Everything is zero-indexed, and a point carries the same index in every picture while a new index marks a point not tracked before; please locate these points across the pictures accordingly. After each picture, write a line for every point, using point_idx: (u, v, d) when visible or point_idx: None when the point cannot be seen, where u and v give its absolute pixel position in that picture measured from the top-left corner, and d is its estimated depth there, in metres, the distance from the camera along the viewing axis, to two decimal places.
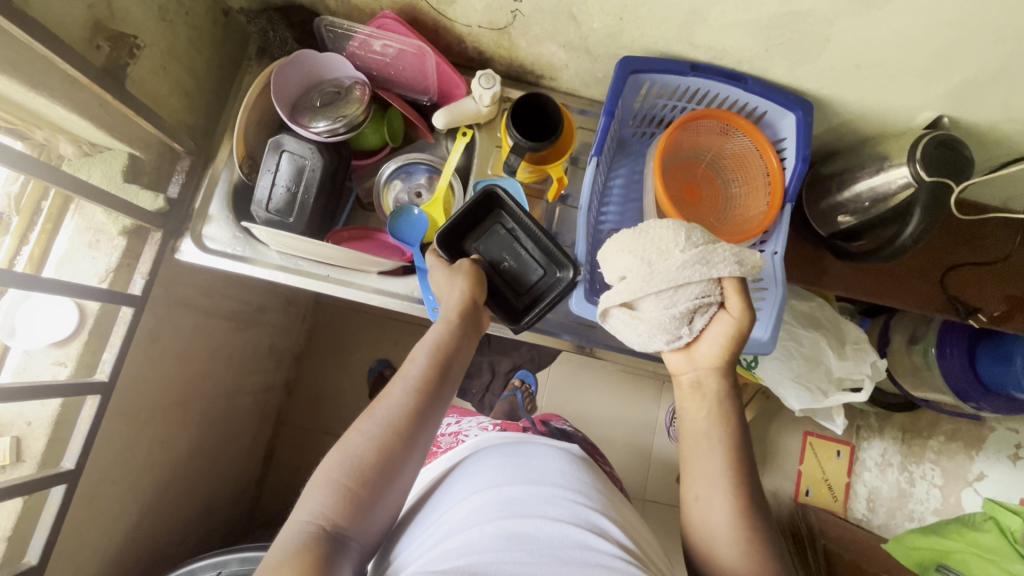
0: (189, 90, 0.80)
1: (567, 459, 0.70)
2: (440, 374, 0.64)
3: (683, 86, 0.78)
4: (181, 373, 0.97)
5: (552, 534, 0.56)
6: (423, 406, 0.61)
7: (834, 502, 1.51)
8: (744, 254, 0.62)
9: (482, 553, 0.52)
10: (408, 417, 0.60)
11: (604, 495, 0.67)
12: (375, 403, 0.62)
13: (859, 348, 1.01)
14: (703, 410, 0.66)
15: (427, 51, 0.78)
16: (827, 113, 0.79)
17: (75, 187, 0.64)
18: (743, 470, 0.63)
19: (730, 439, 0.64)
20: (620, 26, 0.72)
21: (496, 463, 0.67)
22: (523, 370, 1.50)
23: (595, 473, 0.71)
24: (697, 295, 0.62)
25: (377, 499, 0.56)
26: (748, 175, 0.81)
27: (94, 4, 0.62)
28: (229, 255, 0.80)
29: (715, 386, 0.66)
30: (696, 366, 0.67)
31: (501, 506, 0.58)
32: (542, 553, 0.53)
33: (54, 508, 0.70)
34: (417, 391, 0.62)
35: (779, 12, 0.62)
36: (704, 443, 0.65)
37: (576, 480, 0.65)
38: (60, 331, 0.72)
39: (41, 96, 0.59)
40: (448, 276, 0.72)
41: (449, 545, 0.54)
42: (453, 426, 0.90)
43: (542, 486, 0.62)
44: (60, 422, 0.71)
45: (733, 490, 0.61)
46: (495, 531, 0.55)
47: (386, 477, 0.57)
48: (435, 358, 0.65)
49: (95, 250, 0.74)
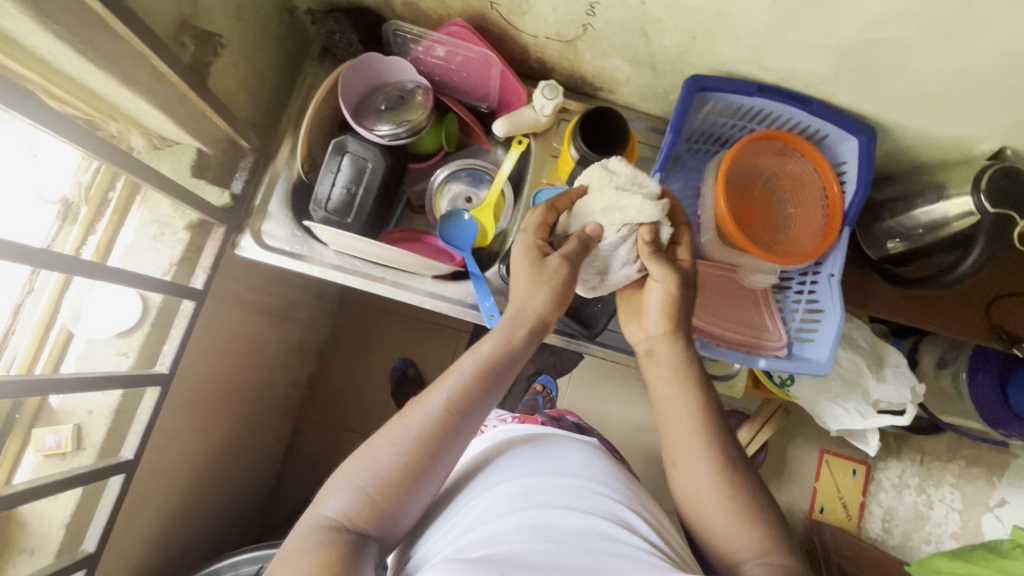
0: (255, 87, 0.80)
1: (589, 454, 0.68)
2: (481, 389, 0.60)
3: (746, 106, 0.78)
4: (223, 366, 0.97)
5: (574, 524, 0.55)
6: (455, 423, 0.58)
7: (847, 520, 1.54)
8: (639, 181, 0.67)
9: (511, 545, 0.51)
10: (441, 429, 0.57)
11: (629, 489, 0.65)
12: (407, 410, 0.59)
13: (899, 373, 0.99)
14: (671, 381, 0.68)
15: (492, 59, 0.79)
16: (887, 138, 0.80)
17: (152, 181, 0.65)
18: (723, 438, 0.64)
19: (700, 404, 0.65)
20: (691, 44, 0.72)
21: (518, 455, 0.66)
22: (545, 375, 1.48)
23: (617, 468, 0.70)
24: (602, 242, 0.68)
25: (402, 505, 0.55)
26: (804, 197, 0.81)
27: (183, 3, 0.62)
28: (286, 252, 0.81)
29: (665, 348, 0.69)
30: (648, 334, 0.71)
31: (525, 497, 0.58)
32: (568, 545, 0.52)
33: (112, 497, 0.70)
34: (454, 406, 0.58)
35: (859, 38, 0.63)
36: (681, 418, 0.65)
37: (602, 477, 0.64)
38: (123, 322, 0.72)
39: (131, 93, 0.60)
40: (531, 274, 0.66)
41: (475, 536, 0.54)
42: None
43: (564, 477, 0.61)
44: (119, 413, 0.72)
45: (718, 461, 0.62)
46: (523, 519, 0.54)
47: (413, 487, 0.55)
48: (480, 373, 0.60)
49: (159, 243, 0.75)
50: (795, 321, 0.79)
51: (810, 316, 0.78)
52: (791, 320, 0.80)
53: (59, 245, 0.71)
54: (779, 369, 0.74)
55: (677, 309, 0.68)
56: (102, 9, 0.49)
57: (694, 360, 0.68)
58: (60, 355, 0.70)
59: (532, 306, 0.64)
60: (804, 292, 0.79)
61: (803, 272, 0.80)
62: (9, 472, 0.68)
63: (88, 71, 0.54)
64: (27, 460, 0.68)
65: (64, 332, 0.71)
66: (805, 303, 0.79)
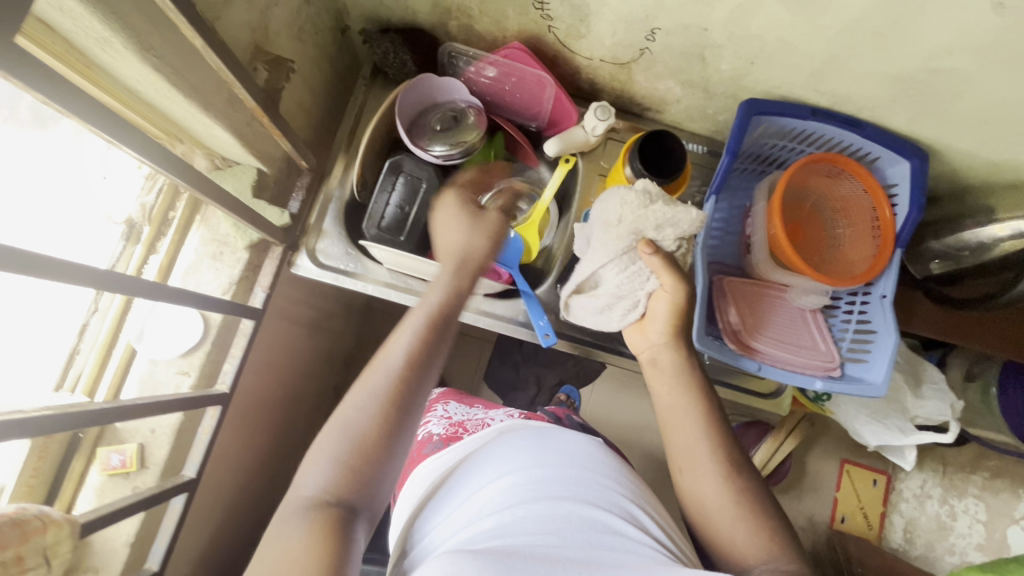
0: (310, 107, 0.81)
1: (596, 448, 0.70)
2: (431, 341, 0.63)
3: (799, 128, 0.79)
4: (267, 381, 0.97)
5: (578, 514, 0.57)
6: (413, 374, 0.61)
7: (868, 530, 1.45)
8: (673, 216, 0.65)
9: (514, 537, 0.53)
10: (401, 383, 0.60)
11: (634, 485, 0.67)
12: (367, 371, 0.62)
13: (939, 389, 1.00)
14: (673, 386, 0.70)
15: (547, 81, 0.81)
16: (936, 161, 0.81)
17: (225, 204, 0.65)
18: (724, 436, 0.67)
19: (703, 405, 0.69)
20: (748, 69, 0.73)
21: (518, 444, 0.67)
22: (568, 385, 1.44)
23: (620, 463, 0.71)
24: (621, 268, 0.67)
25: (380, 471, 0.57)
26: (854, 218, 0.82)
27: (256, 29, 0.63)
28: (341, 271, 0.81)
29: (670, 357, 0.71)
30: (651, 344, 0.72)
31: (530, 488, 0.59)
32: (570, 538, 0.54)
33: (175, 515, 0.71)
34: (410, 364, 0.61)
35: (921, 67, 0.64)
36: (684, 423, 0.69)
37: (606, 470, 0.66)
38: (186, 341, 0.73)
39: (209, 119, 0.60)
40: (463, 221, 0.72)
41: (479, 526, 0.55)
42: (478, 413, 0.84)
43: (566, 470, 0.63)
44: (181, 432, 0.72)
45: (719, 458, 0.65)
46: (526, 510, 0.56)
47: (385, 452, 0.57)
48: (430, 327, 0.64)
49: (219, 263, 0.75)
50: (844, 341, 0.80)
51: (860, 337, 0.79)
52: (839, 340, 0.81)
53: (123, 265, 0.72)
54: (836, 391, 0.75)
55: (682, 320, 0.69)
56: (203, 47, 0.50)
57: (696, 364, 0.71)
58: (124, 373, 0.71)
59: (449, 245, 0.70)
60: (854, 312, 0.80)
61: (853, 293, 0.80)
62: (74, 492, 0.69)
63: (173, 99, 0.55)
64: (92, 479, 0.69)
65: (128, 350, 0.72)
66: (854, 324, 0.80)
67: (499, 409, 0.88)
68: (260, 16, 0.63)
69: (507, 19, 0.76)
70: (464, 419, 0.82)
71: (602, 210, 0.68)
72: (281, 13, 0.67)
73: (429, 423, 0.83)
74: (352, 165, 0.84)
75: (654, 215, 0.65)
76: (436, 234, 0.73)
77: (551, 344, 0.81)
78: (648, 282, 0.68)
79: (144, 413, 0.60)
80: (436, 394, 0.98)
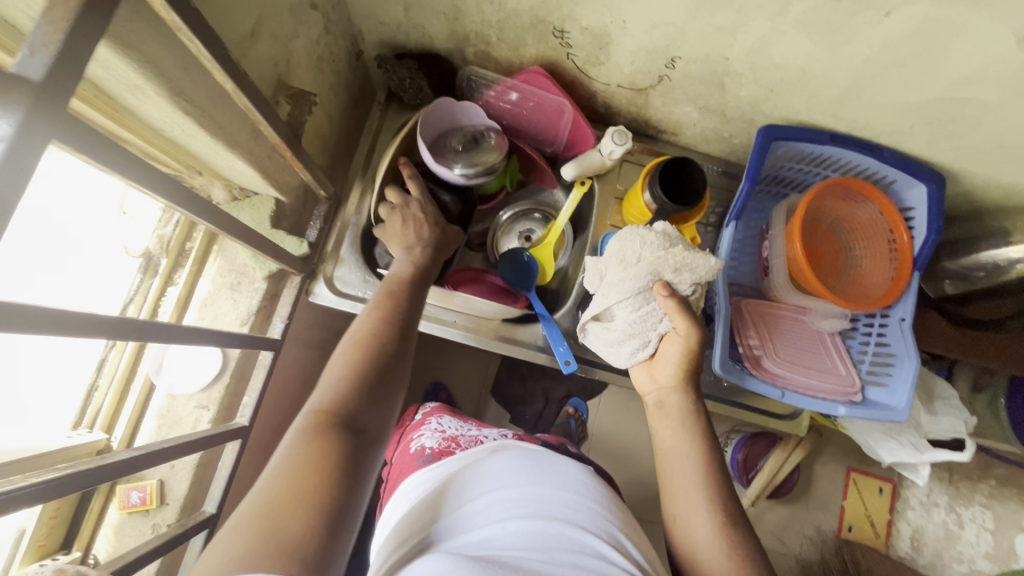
0: (326, 133, 0.81)
1: (586, 474, 0.68)
2: (410, 295, 0.64)
3: (816, 153, 0.79)
4: (283, 406, 0.96)
5: (563, 529, 0.55)
6: (400, 319, 0.60)
7: (875, 538, 1.48)
8: (692, 261, 0.65)
9: (503, 551, 0.51)
10: (394, 318, 0.60)
11: (624, 517, 0.64)
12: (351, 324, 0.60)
13: (951, 406, 1.02)
14: (675, 426, 0.65)
15: (567, 107, 0.81)
16: (951, 183, 0.81)
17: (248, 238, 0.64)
18: (722, 482, 0.61)
19: (706, 450, 0.63)
20: (768, 96, 0.73)
21: (510, 462, 0.66)
22: (576, 398, 1.44)
23: (610, 492, 0.68)
24: (636, 305, 0.67)
25: (378, 398, 0.54)
26: (870, 240, 0.82)
27: (279, 63, 0.62)
28: (359, 299, 0.80)
29: (677, 401, 0.66)
30: (659, 385, 0.69)
31: (523, 504, 0.58)
32: (557, 554, 0.52)
33: (196, 553, 0.69)
34: (389, 311, 0.60)
35: (942, 96, 0.64)
36: (680, 459, 0.63)
37: (596, 496, 0.63)
38: (204, 375, 0.72)
39: (233, 154, 0.59)
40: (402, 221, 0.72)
41: (466, 540, 0.54)
42: (472, 430, 0.82)
43: (556, 491, 0.61)
44: (201, 465, 0.71)
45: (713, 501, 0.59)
46: (518, 525, 0.54)
47: (382, 384, 0.55)
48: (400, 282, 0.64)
49: (237, 293, 0.74)
50: (863, 364, 0.81)
51: (880, 359, 0.79)
52: (858, 363, 0.81)
53: (140, 298, 0.72)
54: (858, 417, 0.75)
55: (693, 365, 0.66)
56: (234, 90, 0.49)
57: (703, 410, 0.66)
58: (143, 407, 0.71)
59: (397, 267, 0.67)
60: (873, 335, 0.80)
61: (871, 315, 0.81)
62: (93, 529, 0.69)
63: (199, 137, 0.54)
64: (110, 516, 0.69)
65: (147, 383, 0.71)
66: (874, 346, 0.80)
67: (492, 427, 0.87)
68: (283, 49, 0.62)
69: (526, 46, 0.76)
70: (457, 434, 0.79)
71: (621, 248, 0.68)
72: (302, 45, 0.67)
73: (423, 436, 0.82)
74: (368, 192, 0.84)
75: (672, 258, 0.65)
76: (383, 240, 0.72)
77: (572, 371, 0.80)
78: (661, 322, 0.67)
79: (183, 452, 0.59)
80: (430, 408, 0.98)
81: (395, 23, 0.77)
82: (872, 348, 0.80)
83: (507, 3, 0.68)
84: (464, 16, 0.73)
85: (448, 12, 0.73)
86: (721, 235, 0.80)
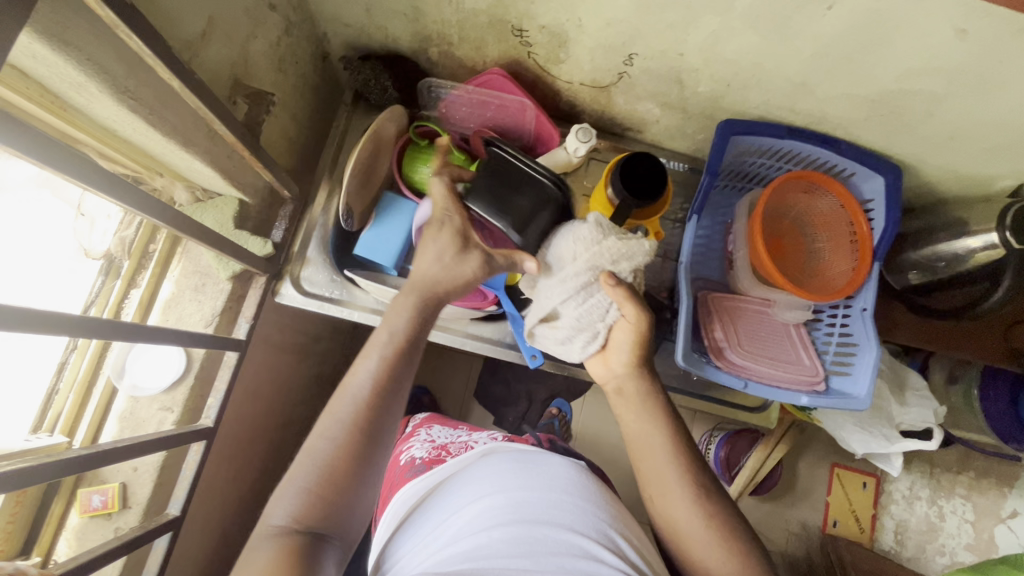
0: (291, 134, 0.81)
1: (576, 469, 0.68)
2: (401, 367, 0.58)
3: (776, 147, 0.81)
4: (256, 410, 0.94)
5: (557, 542, 0.56)
6: (382, 404, 0.55)
7: (860, 533, 1.44)
8: (629, 249, 0.64)
9: (488, 560, 0.53)
10: (380, 388, 0.56)
11: (614, 507, 0.65)
12: (332, 401, 0.56)
13: (922, 396, 1.02)
14: (645, 417, 0.65)
15: (529, 106, 0.82)
16: (909, 175, 0.82)
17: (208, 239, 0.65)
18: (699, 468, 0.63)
19: (677, 437, 0.64)
20: (726, 91, 0.74)
21: (500, 471, 0.66)
22: (560, 398, 1.41)
23: (600, 484, 0.69)
24: (581, 300, 0.66)
25: (354, 497, 0.53)
26: (833, 232, 0.83)
27: (236, 63, 0.63)
28: (326, 298, 0.81)
29: (634, 389, 0.66)
30: (614, 373, 0.69)
31: (508, 511, 0.59)
32: (546, 563, 0.54)
33: (160, 556, 0.69)
34: (373, 393, 0.56)
35: (891, 89, 0.65)
36: (649, 443, 0.64)
37: (587, 493, 0.64)
38: (168, 376, 0.71)
39: (188, 154, 0.59)
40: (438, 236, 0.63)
41: (452, 549, 0.56)
42: (462, 436, 0.83)
43: (545, 495, 0.62)
44: (165, 468, 0.71)
45: (693, 486, 0.61)
46: (506, 533, 0.56)
47: (358, 482, 0.53)
48: (397, 349, 0.58)
49: (201, 294, 0.74)
50: (827, 353, 0.82)
51: (844, 348, 0.80)
52: (823, 352, 0.82)
53: (103, 299, 0.71)
54: (821, 406, 0.76)
55: (645, 349, 0.67)
56: (182, 88, 0.50)
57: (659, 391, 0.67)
58: (106, 409, 0.70)
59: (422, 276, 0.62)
60: (837, 324, 0.81)
61: (835, 306, 0.82)
62: (53, 535, 0.68)
63: (151, 137, 0.55)
64: (72, 521, 0.68)
65: (109, 385, 0.71)
66: (837, 336, 0.81)
67: (483, 431, 0.87)
68: (240, 50, 0.63)
69: (487, 45, 0.77)
70: (447, 441, 0.81)
71: (556, 244, 0.67)
72: (261, 46, 0.67)
73: (412, 448, 0.82)
74: (335, 192, 0.84)
75: (609, 248, 0.64)
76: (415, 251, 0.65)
77: (539, 363, 0.83)
78: (608, 314, 0.66)
79: (129, 455, 0.57)
80: (420, 419, 0.97)
81: (358, 25, 0.78)
82: (836, 338, 0.81)
83: (464, 3, 0.69)
84: (424, 17, 0.74)
85: (409, 13, 0.73)
86: (684, 230, 0.81)
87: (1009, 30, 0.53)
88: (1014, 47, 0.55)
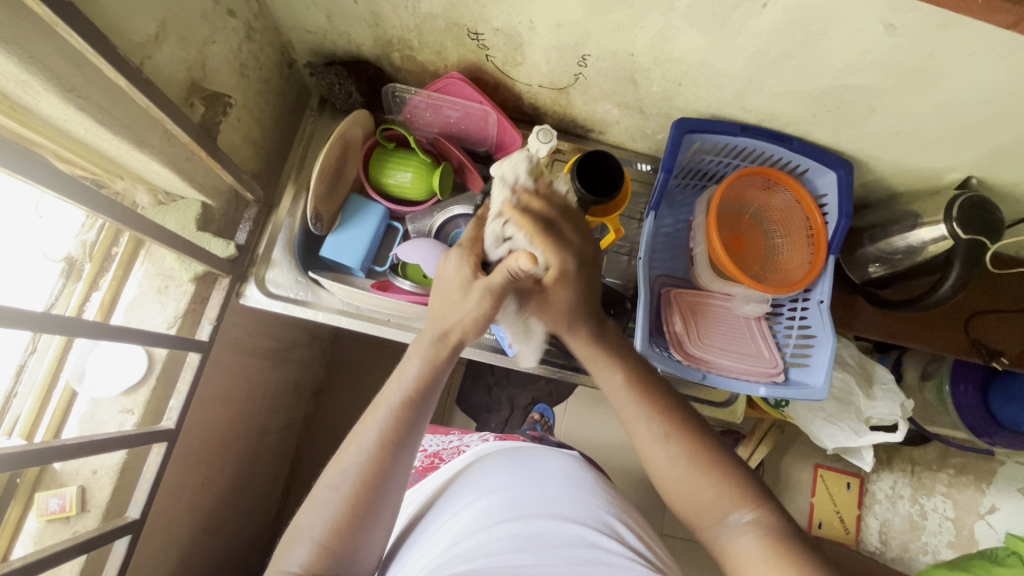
0: (256, 138, 0.83)
1: (571, 464, 0.70)
2: (409, 419, 0.56)
3: (731, 144, 0.83)
4: (226, 415, 0.93)
5: (559, 533, 0.56)
6: (393, 460, 0.54)
7: (845, 535, 1.36)
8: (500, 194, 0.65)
9: (485, 560, 0.51)
10: (394, 438, 0.55)
11: (610, 496, 0.68)
12: (341, 451, 0.55)
13: (889, 390, 1.01)
14: (601, 367, 0.64)
15: (490, 112, 0.84)
16: (861, 169, 0.84)
17: (174, 244, 0.65)
18: (677, 415, 0.59)
19: (639, 386, 0.61)
20: (678, 90, 0.76)
21: (496, 471, 0.66)
22: (542, 404, 1.33)
23: (598, 477, 0.72)
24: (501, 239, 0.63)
25: (353, 551, 0.52)
26: (790, 227, 0.85)
27: (192, 66, 0.65)
28: (291, 299, 0.81)
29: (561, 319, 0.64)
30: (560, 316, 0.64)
31: (502, 509, 0.58)
32: (547, 555, 0.53)
33: (119, 558, 0.69)
34: (380, 453, 0.54)
35: (832, 84, 0.67)
36: (621, 396, 0.61)
37: (582, 485, 0.66)
38: (128, 379, 0.72)
39: (143, 154, 0.61)
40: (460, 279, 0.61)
41: (454, 549, 0.54)
42: (452, 440, 0.87)
43: (540, 489, 0.62)
44: (124, 470, 0.71)
45: (666, 429, 0.58)
46: (505, 530, 0.55)
47: (360, 533, 0.53)
48: (407, 403, 0.56)
49: (164, 296, 0.75)
50: (788, 348, 0.84)
51: (803, 342, 0.82)
52: (783, 348, 0.84)
53: (64, 303, 0.72)
54: (778, 396, 0.78)
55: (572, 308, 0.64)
56: (127, 87, 0.51)
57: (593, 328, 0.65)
58: (65, 412, 0.70)
59: (451, 324, 0.60)
60: (796, 319, 0.83)
61: (794, 299, 0.84)
62: (9, 542, 0.67)
63: (102, 136, 0.56)
64: (29, 525, 0.68)
65: (68, 388, 0.71)
66: (796, 329, 0.83)
67: (474, 433, 0.91)
68: (195, 53, 0.65)
69: (446, 49, 0.79)
70: (438, 448, 0.85)
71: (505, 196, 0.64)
72: (219, 50, 0.69)
73: None
74: (301, 194, 0.86)
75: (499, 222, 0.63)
76: (436, 288, 0.64)
77: (516, 352, 0.84)
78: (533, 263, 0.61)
79: (74, 456, 0.57)
80: None
81: (322, 32, 0.80)
82: (795, 333, 0.83)
83: (420, 6, 0.71)
84: (384, 22, 0.76)
85: (368, 19, 0.75)
86: (644, 225, 0.83)
87: (933, 23, 0.55)
88: (940, 40, 0.57)
